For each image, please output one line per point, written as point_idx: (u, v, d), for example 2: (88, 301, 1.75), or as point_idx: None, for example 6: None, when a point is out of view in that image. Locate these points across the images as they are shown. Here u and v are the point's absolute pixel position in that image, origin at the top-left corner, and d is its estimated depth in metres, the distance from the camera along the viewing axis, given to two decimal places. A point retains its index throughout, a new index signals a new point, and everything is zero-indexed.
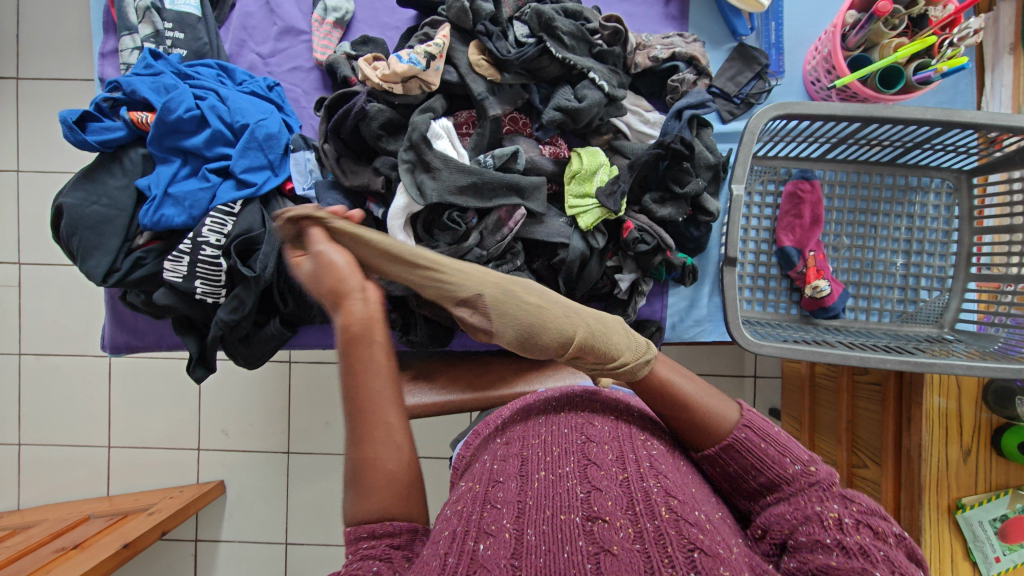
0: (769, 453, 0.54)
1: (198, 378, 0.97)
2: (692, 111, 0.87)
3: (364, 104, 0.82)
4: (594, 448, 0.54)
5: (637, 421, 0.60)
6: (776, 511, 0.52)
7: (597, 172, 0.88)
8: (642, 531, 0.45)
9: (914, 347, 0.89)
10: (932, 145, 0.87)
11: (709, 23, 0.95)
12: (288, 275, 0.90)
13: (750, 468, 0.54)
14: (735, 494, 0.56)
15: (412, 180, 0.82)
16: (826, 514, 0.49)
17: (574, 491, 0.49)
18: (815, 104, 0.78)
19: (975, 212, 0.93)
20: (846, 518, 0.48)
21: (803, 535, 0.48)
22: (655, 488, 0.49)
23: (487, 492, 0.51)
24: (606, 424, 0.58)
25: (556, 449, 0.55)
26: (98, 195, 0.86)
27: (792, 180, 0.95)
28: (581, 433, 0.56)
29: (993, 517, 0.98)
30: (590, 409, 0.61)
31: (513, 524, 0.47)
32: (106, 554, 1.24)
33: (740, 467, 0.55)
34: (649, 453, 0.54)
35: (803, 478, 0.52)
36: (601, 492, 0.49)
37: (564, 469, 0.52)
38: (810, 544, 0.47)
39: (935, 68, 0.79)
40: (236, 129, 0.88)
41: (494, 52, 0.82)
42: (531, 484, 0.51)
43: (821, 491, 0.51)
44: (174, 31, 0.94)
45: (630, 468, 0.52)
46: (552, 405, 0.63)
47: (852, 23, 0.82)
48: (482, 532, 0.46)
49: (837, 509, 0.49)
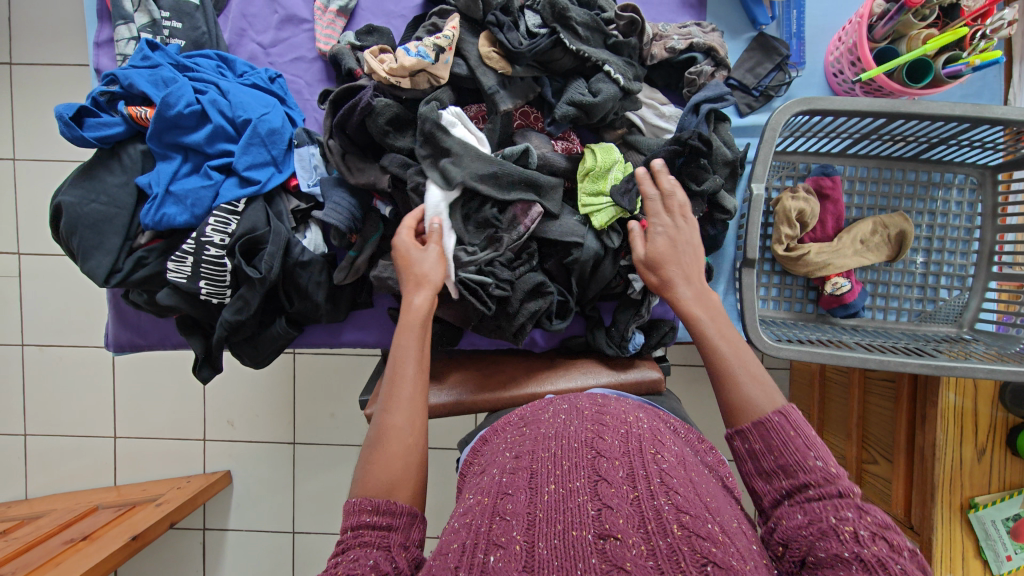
0: (794, 441, 0.56)
1: (204, 379, 0.95)
2: (710, 105, 0.83)
3: (370, 98, 0.79)
4: (605, 464, 0.53)
5: (647, 437, 0.58)
6: (791, 513, 0.52)
7: (612, 168, 0.85)
8: (654, 549, 0.44)
9: (933, 349, 0.86)
10: (958, 141, 0.84)
11: (727, 11, 0.92)
12: (294, 275, 0.88)
13: (772, 448, 0.57)
14: (755, 479, 0.57)
15: (435, 171, 0.80)
16: (841, 528, 0.48)
17: (585, 508, 0.48)
18: (840, 99, 0.76)
19: (999, 210, 0.90)
20: (863, 531, 0.47)
21: (821, 550, 0.47)
22: (666, 507, 0.48)
23: (496, 503, 0.51)
24: (617, 438, 0.57)
25: (567, 463, 0.54)
26: (97, 193, 0.83)
27: (812, 175, 0.92)
28: (592, 448, 0.55)
29: (1007, 517, 0.98)
30: (601, 423, 0.60)
31: (524, 536, 0.46)
32: (115, 546, 1.24)
33: (764, 446, 0.57)
34: (660, 469, 0.53)
35: (822, 474, 0.53)
36: (612, 510, 0.48)
37: (575, 484, 0.51)
38: (830, 560, 0.46)
39: (967, 61, 0.75)
40: (239, 124, 0.85)
41: (506, 44, 0.79)
42: (540, 496, 0.50)
43: (835, 500, 0.51)
44: (171, 20, 0.91)
45: (640, 486, 0.50)
46: (564, 419, 0.62)
47: (880, 14, 0.78)
48: (492, 544, 0.46)
49: (854, 523, 0.48)
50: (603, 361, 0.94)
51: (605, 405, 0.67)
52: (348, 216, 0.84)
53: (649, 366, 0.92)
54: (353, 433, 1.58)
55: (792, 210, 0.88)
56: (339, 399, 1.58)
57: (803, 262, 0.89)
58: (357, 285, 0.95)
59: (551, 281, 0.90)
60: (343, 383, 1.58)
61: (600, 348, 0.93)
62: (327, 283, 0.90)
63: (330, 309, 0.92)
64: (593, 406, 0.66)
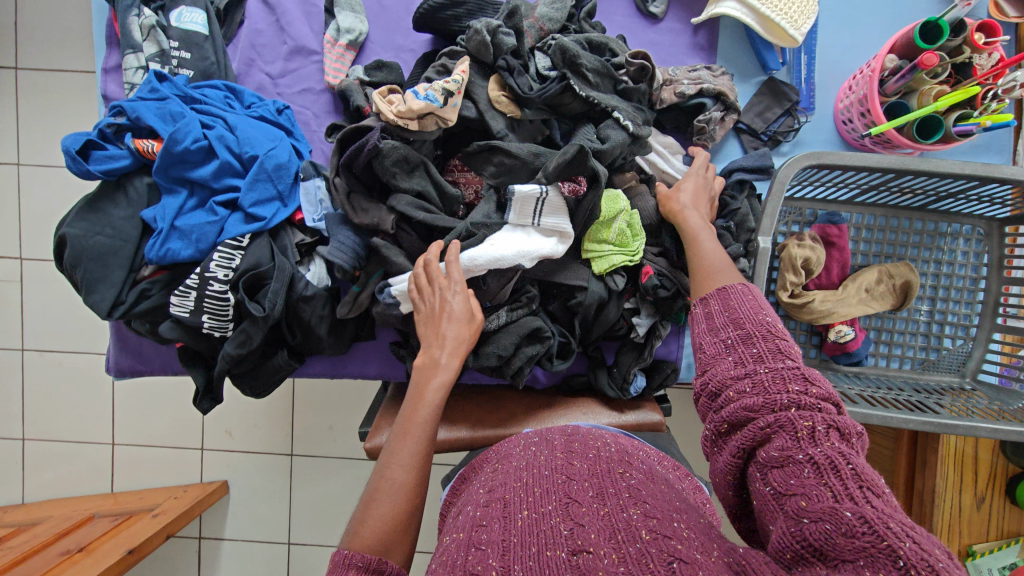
0: (749, 304, 0.57)
1: (204, 411, 0.94)
2: (745, 173, 0.87)
3: (378, 140, 0.78)
4: (575, 486, 0.56)
5: (615, 459, 0.62)
6: (739, 388, 0.50)
7: (617, 218, 0.83)
8: (625, 556, 0.45)
9: (934, 402, 0.85)
10: (967, 196, 0.84)
11: (738, 53, 0.91)
12: (297, 309, 0.88)
13: (729, 308, 0.57)
14: (703, 338, 0.56)
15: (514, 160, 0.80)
16: (799, 422, 0.46)
17: (558, 528, 0.49)
18: (850, 154, 0.75)
19: (1005, 260, 0.89)
20: (818, 425, 0.46)
21: (774, 448, 0.46)
22: (635, 516, 0.50)
23: (472, 536, 0.52)
24: (585, 463, 0.60)
25: (538, 490, 0.56)
26: (102, 225, 0.83)
27: (818, 222, 0.92)
28: (562, 473, 0.58)
29: (1003, 566, 0.98)
30: (570, 451, 0.63)
31: (499, 562, 0.47)
32: (111, 560, 1.24)
33: (722, 308, 0.58)
34: (627, 484, 0.56)
35: (770, 333, 0.53)
36: (585, 527, 0.49)
37: (546, 508, 0.53)
38: (781, 458, 0.45)
39: (978, 122, 0.74)
40: (246, 159, 0.84)
41: (516, 90, 0.79)
42: (515, 523, 0.51)
43: (784, 371, 0.49)
44: (180, 50, 0.90)
45: (610, 502, 0.53)
46: (534, 451, 0.65)
47: (891, 69, 0.78)
48: (468, 573, 0.46)
49: (812, 417, 0.46)
50: (603, 401, 0.94)
51: (574, 432, 0.70)
52: (353, 255, 0.84)
53: (651, 408, 0.94)
54: (351, 448, 1.58)
55: (798, 258, 0.87)
56: (337, 412, 1.58)
57: (807, 309, 0.89)
58: (360, 319, 0.95)
59: (554, 322, 0.90)
60: (342, 399, 1.58)
61: (602, 389, 0.92)
62: (329, 317, 0.90)
63: (332, 342, 0.92)
64: (563, 436, 0.69)
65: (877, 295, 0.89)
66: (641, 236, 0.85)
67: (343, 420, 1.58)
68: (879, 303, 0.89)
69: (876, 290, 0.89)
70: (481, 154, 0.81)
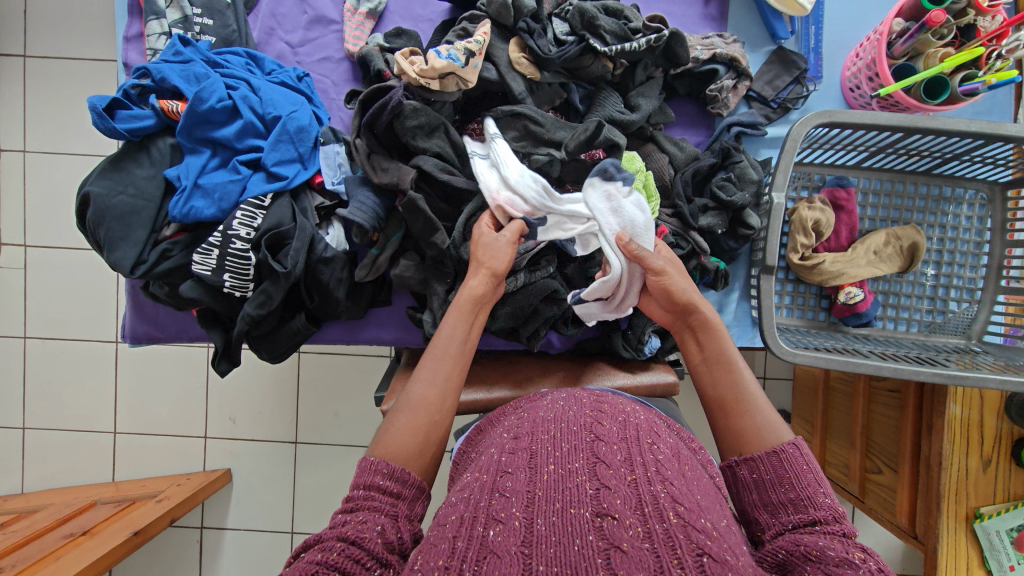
0: (805, 476, 0.57)
1: (222, 372, 0.95)
2: (743, 129, 0.90)
3: (401, 98, 0.80)
4: (602, 447, 0.56)
5: (643, 426, 0.63)
6: (794, 536, 0.53)
7: (635, 178, 0.85)
8: (650, 533, 0.47)
9: (943, 358, 0.88)
10: (971, 157, 0.87)
11: (747, 23, 0.94)
12: (316, 271, 0.89)
13: (784, 481, 0.58)
14: (760, 509, 0.58)
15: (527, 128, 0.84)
16: (849, 549, 0.48)
17: (583, 487, 0.51)
18: (859, 113, 0.77)
19: (1008, 224, 0.92)
20: (869, 560, 0.47)
21: (830, 552, 0.48)
22: (662, 494, 0.51)
23: (495, 481, 0.53)
24: (615, 425, 0.61)
25: (566, 445, 0.57)
26: (125, 185, 0.84)
27: (827, 186, 0.94)
28: (590, 431, 0.58)
29: (1011, 528, 0.99)
30: (599, 410, 0.64)
31: (522, 512, 0.49)
32: (116, 542, 1.23)
33: (775, 478, 0.58)
34: (655, 458, 0.56)
35: (831, 511, 0.54)
36: (610, 490, 0.51)
37: (574, 465, 0.54)
38: (836, 559, 0.47)
39: (983, 79, 0.78)
40: (268, 121, 0.86)
41: (536, 51, 0.81)
42: (540, 476, 0.53)
43: (841, 535, 0.52)
44: (203, 17, 0.92)
45: (637, 471, 0.53)
46: (563, 405, 0.66)
47: (898, 32, 0.81)
48: (491, 519, 0.48)
49: (864, 553, 0.49)
50: (616, 365, 0.96)
51: (602, 394, 0.70)
52: (372, 215, 0.85)
53: (664, 369, 0.95)
54: (357, 431, 1.58)
55: (809, 220, 0.90)
56: (342, 397, 1.58)
57: (817, 271, 0.91)
58: (378, 282, 0.96)
59: (569, 285, 0.92)
60: (351, 381, 1.59)
61: (618, 350, 0.93)
62: (348, 279, 0.91)
63: (349, 305, 0.93)
64: (591, 395, 0.70)
65: (883, 258, 0.92)
66: (656, 197, 0.86)
67: (350, 403, 1.58)
68: (885, 266, 0.92)
69: (882, 250, 0.92)
70: (504, 120, 0.85)
